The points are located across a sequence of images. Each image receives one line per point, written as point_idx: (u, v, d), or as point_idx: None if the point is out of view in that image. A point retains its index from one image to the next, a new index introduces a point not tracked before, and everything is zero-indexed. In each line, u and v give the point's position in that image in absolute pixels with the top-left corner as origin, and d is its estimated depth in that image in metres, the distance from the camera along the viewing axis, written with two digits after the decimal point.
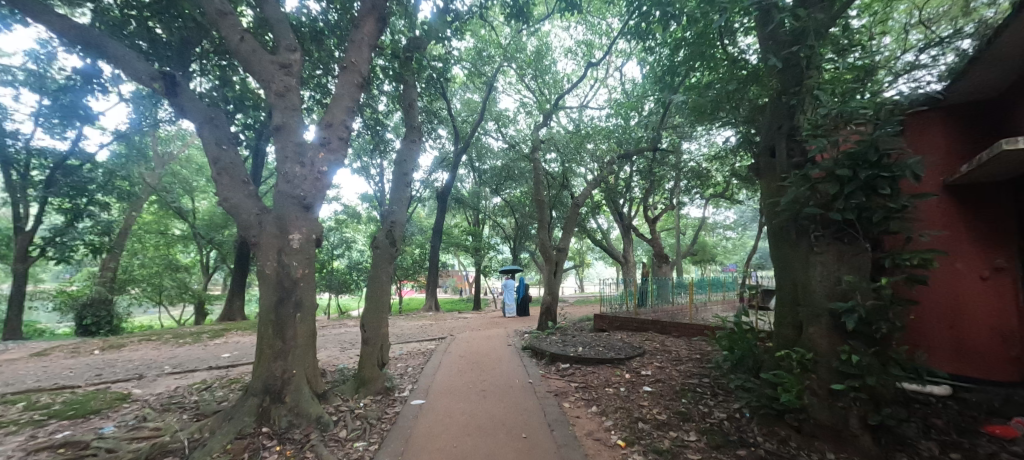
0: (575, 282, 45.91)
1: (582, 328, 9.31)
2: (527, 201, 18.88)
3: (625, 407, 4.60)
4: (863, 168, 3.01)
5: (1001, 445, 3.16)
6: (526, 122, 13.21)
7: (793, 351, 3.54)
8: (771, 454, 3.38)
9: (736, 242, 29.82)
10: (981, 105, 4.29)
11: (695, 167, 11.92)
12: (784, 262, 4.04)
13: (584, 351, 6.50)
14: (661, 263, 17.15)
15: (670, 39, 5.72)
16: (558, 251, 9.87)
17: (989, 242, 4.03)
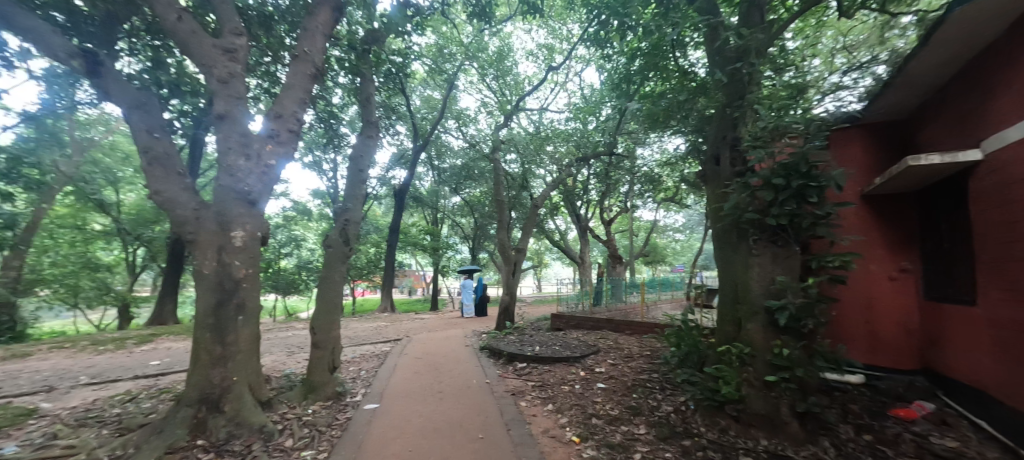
0: (534, 282, 46.52)
1: (540, 327, 9.42)
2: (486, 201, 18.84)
3: (579, 404, 4.71)
4: (794, 177, 3.31)
5: (905, 427, 3.61)
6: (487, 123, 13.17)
7: (733, 346, 3.80)
8: (713, 443, 3.61)
9: (684, 244, 31.52)
10: (890, 125, 4.86)
11: (647, 172, 12.48)
12: (726, 263, 4.32)
13: (541, 351, 6.58)
14: (615, 264, 17.73)
15: (626, 49, 5.91)
16: (517, 251, 9.94)
17: (897, 246, 4.53)
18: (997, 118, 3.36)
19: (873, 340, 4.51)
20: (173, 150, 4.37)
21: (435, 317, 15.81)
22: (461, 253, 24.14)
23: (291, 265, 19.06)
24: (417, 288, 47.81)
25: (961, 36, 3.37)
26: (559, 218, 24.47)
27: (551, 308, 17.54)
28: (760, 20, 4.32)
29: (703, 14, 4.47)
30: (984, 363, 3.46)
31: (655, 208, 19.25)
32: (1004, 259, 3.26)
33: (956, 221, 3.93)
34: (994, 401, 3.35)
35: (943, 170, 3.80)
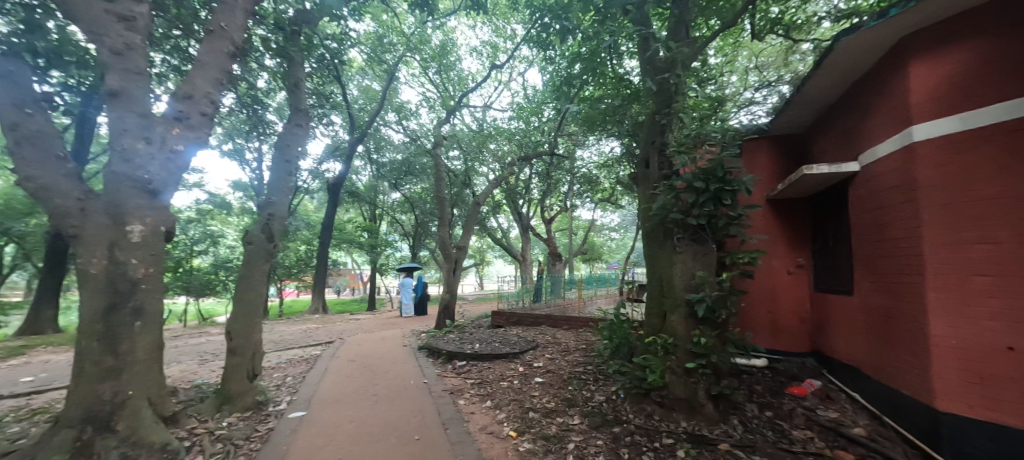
0: (475, 280, 46.47)
1: (481, 325, 9.40)
2: (428, 197, 18.43)
3: (517, 399, 4.78)
4: (712, 182, 3.65)
5: (798, 402, 4.13)
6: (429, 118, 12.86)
7: (658, 337, 4.08)
8: (640, 428, 3.85)
9: (618, 242, 33.32)
10: (790, 138, 5.51)
11: (586, 173, 12.95)
12: (653, 259, 4.60)
13: (481, 348, 6.56)
14: (555, 261, 18.21)
15: (567, 52, 6.06)
16: (458, 249, 9.86)
17: (794, 244, 5.14)
18: (871, 136, 3.95)
19: (774, 327, 5.11)
20: (50, 129, 3.70)
21: (372, 317, 15.14)
22: (401, 251, 23.41)
23: (207, 264, 17.17)
24: (353, 287, 45.45)
25: (846, 62, 3.89)
26: (501, 217, 24.64)
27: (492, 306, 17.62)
28: (686, 35, 4.66)
29: (636, 24, 4.71)
30: (859, 344, 4.07)
31: (593, 208, 20.09)
32: (875, 255, 3.85)
33: (839, 223, 4.57)
34: (865, 376, 3.95)
35: (830, 180, 4.40)
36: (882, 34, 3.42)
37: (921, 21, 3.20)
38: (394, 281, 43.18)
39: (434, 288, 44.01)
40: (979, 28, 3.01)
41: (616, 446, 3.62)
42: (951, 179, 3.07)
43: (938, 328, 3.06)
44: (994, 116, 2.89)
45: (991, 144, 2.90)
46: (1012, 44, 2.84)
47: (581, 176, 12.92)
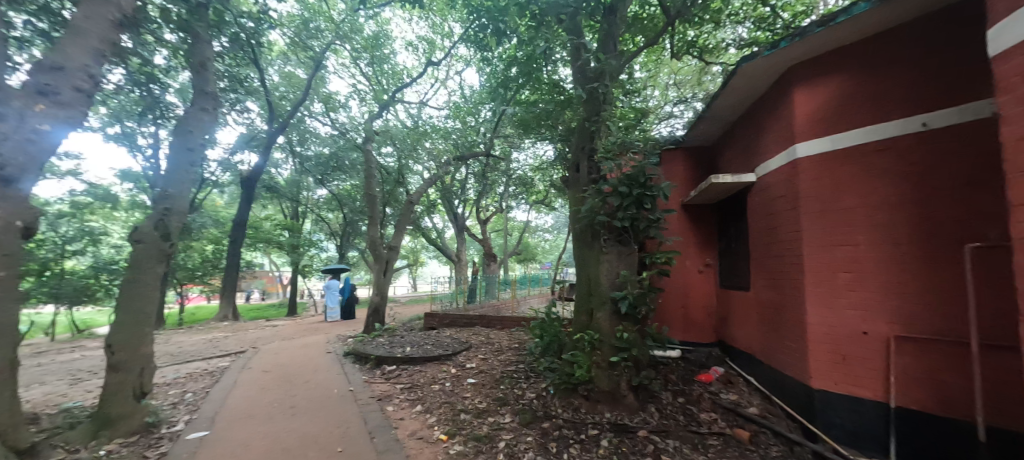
0: (409, 281, 44.97)
1: (412, 328, 9.11)
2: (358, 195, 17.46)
3: (448, 401, 4.71)
4: (635, 187, 3.96)
5: (706, 388, 4.58)
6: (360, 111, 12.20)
7: (585, 334, 4.26)
8: (568, 422, 3.99)
9: (551, 243, 34.32)
10: (701, 150, 6.11)
11: (522, 175, 13.15)
12: (582, 259, 4.77)
13: (412, 351, 6.36)
14: (489, 262, 18.26)
15: (503, 55, 6.12)
16: (389, 250, 9.57)
17: (703, 245, 5.70)
18: (764, 152, 4.52)
19: (686, 321, 5.63)
20: None
21: (292, 323, 13.98)
22: (328, 251, 21.95)
23: (84, 266, 14.62)
24: (271, 291, 41.49)
25: (745, 85, 4.41)
26: (437, 217, 24.11)
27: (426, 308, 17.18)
28: (614, 49, 4.95)
29: (569, 34, 4.90)
30: (754, 334, 4.63)
31: (528, 210, 20.46)
32: (767, 255, 4.39)
33: (739, 228, 5.16)
34: (759, 362, 4.50)
35: (733, 188, 4.95)
36: (775, 62, 3.93)
37: (805, 53, 3.73)
38: (319, 283, 40.24)
39: (364, 290, 41.81)
40: (845, 65, 3.59)
41: (545, 441, 3.74)
42: (824, 190, 3.63)
43: (814, 317, 3.59)
44: (856, 139, 3.47)
45: (852, 161, 3.48)
46: (870, 80, 3.42)
47: (516, 178, 13.11)
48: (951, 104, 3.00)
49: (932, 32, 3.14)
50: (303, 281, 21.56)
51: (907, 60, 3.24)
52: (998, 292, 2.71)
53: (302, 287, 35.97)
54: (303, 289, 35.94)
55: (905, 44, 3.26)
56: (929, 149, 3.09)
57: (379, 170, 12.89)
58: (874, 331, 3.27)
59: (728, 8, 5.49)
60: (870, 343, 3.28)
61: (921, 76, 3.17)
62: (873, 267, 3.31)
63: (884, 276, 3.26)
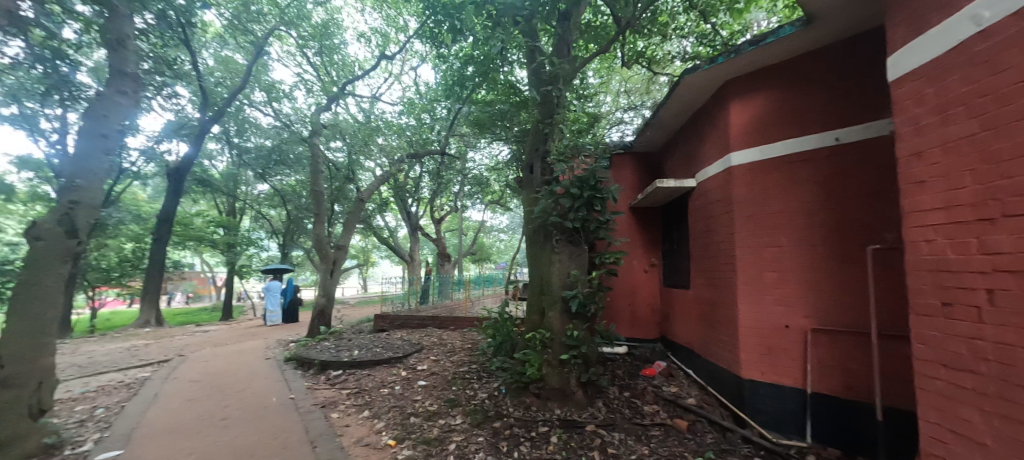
0: (359, 282, 43.12)
1: (361, 330, 8.76)
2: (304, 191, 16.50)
3: (398, 405, 4.59)
4: (586, 189, 4.13)
5: (650, 381, 4.81)
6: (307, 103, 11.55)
7: (537, 333, 4.32)
8: (519, 421, 4.03)
9: (506, 244, 34.41)
10: (648, 156, 6.41)
11: (477, 175, 13.02)
12: (533, 259, 4.84)
13: (360, 354, 6.13)
14: (443, 262, 17.97)
15: (459, 53, 6.04)
16: (337, 249, 9.21)
17: (649, 246, 5.99)
18: (703, 159, 4.83)
19: (633, 318, 5.90)
20: None
21: (227, 328, 12.91)
22: (270, 250, 20.58)
23: None
24: (203, 294, 38.04)
25: (687, 96, 4.69)
26: (390, 216, 23.34)
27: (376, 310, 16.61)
28: (567, 54, 5.07)
29: (525, 36, 4.95)
30: (693, 330, 4.94)
31: (483, 210, 20.35)
32: (705, 256, 4.70)
33: (681, 230, 5.49)
34: (697, 355, 4.80)
35: (676, 193, 5.26)
36: (713, 76, 4.22)
37: (739, 69, 4.04)
38: (259, 284, 37.55)
39: (309, 292, 39.60)
40: (773, 83, 3.92)
41: (496, 441, 3.76)
42: (754, 196, 3.95)
43: (745, 313, 3.89)
44: (781, 150, 3.80)
45: (777, 171, 3.82)
46: (794, 97, 3.76)
47: (472, 178, 12.96)
48: (859, 122, 3.38)
49: (845, 57, 3.51)
50: (240, 282, 19.99)
51: (825, 80, 3.60)
52: (893, 289, 3.08)
53: (239, 288, 33.32)
54: (240, 291, 33.29)
55: (824, 66, 3.63)
56: (840, 162, 3.46)
57: (327, 165, 12.27)
58: (795, 324, 3.60)
59: (674, 22, 5.80)
60: (791, 336, 3.61)
61: (835, 95, 3.54)
62: (794, 266, 3.64)
63: (803, 274, 3.60)
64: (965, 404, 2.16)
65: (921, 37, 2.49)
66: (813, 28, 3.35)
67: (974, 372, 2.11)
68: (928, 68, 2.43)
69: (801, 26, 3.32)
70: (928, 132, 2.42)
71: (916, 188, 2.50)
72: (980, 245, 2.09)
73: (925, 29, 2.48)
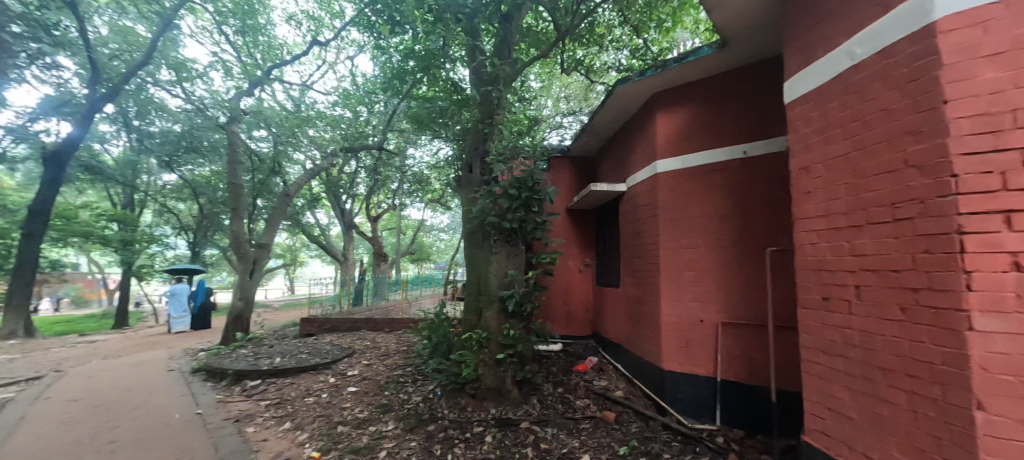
0: (287, 284, 39.93)
1: (285, 336, 8.13)
2: (221, 184, 14.96)
3: (324, 414, 4.34)
4: (524, 190, 4.22)
5: (583, 376, 5.00)
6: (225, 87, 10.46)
7: (473, 333, 4.31)
8: (454, 423, 3.99)
9: (448, 244, 33.78)
10: (584, 160, 6.69)
11: (417, 172, 12.52)
12: (470, 259, 4.82)
13: (283, 362, 5.70)
14: (380, 262, 17.24)
15: (397, 46, 5.83)
16: (257, 248, 8.66)
17: (584, 246, 6.26)
18: (633, 165, 5.13)
19: (567, 316, 6.14)
20: None
21: (120, 337, 11.30)
22: (178, 248, 18.33)
23: None
24: (90, 298, 32.83)
25: (619, 105, 4.95)
26: (322, 213, 21.88)
27: (303, 314, 15.51)
28: (509, 56, 5.12)
29: (467, 34, 4.92)
30: (622, 326, 5.23)
31: (424, 209, 19.81)
32: (634, 257, 5.00)
33: (613, 232, 5.79)
34: (625, 350, 5.09)
35: (609, 196, 5.53)
36: (642, 88, 4.50)
37: (665, 83, 4.35)
38: (163, 287, 33.21)
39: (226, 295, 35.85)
40: (693, 98, 4.27)
41: (429, 444, 3.69)
42: (676, 201, 4.27)
43: (667, 309, 4.20)
44: (699, 160, 4.16)
45: (696, 179, 4.17)
46: (711, 111, 4.12)
47: (411, 175, 12.48)
48: (764, 137, 3.78)
49: (754, 77, 3.91)
50: (139, 285, 17.56)
51: (737, 98, 3.98)
52: (787, 286, 3.50)
53: (137, 292, 29.24)
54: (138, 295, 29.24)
55: (737, 84, 4.01)
56: (747, 173, 3.85)
57: (248, 156, 11.17)
58: (708, 318, 3.95)
59: (610, 34, 6.10)
60: (705, 329, 3.96)
61: (743, 113, 3.93)
62: (709, 266, 4.01)
63: (716, 274, 3.96)
64: (838, 384, 2.51)
65: (810, 66, 2.84)
66: (725, 50, 3.71)
67: (845, 357, 2.46)
68: (815, 94, 2.78)
69: (717, 47, 3.67)
70: (814, 149, 2.77)
71: (803, 197, 2.86)
72: (850, 248, 2.43)
73: (812, 59, 2.83)
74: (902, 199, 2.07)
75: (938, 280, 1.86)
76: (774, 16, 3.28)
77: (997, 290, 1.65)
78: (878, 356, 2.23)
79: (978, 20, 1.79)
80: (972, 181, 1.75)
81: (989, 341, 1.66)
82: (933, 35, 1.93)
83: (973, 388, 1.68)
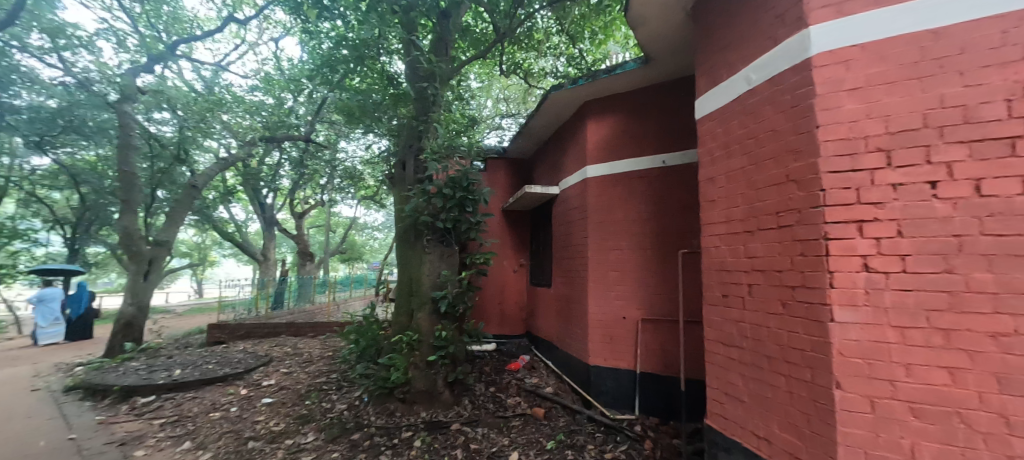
0: (195, 286, 35.62)
1: (189, 345, 7.29)
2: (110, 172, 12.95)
3: (233, 430, 3.97)
4: (458, 190, 4.25)
5: (515, 375, 5.08)
6: (117, 60, 9.03)
7: (404, 335, 4.22)
8: (381, 430, 3.86)
9: (382, 242, 32.35)
10: (519, 163, 6.84)
11: (349, 167, 11.68)
12: (402, 259, 4.67)
13: (184, 374, 5.12)
14: (305, 262, 16.09)
15: (325, 32, 5.49)
16: (154, 246, 8.03)
17: (518, 247, 6.43)
18: (566, 169, 5.34)
19: (501, 316, 6.28)
20: None
21: None
22: (50, 245, 15.49)
23: None
24: None
25: (553, 111, 5.12)
26: (239, 208, 19.83)
27: (212, 319, 13.97)
28: (446, 53, 5.18)
29: (404, 27, 4.80)
30: (553, 325, 5.41)
31: (357, 205, 18.79)
32: (565, 258, 5.18)
33: (546, 233, 5.97)
34: (556, 348, 5.27)
35: (543, 199, 5.71)
36: (574, 96, 4.69)
37: (595, 92, 4.58)
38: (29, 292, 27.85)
39: (115, 298, 31.09)
40: (619, 108, 4.54)
41: (353, 454, 3.55)
42: (603, 205, 4.53)
43: (594, 307, 4.44)
44: (624, 167, 4.43)
45: (621, 185, 4.44)
46: (635, 122, 4.41)
47: (342, 171, 11.67)
48: (679, 149, 4.14)
49: (672, 92, 4.25)
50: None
51: (657, 110, 4.30)
52: (695, 285, 3.85)
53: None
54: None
55: (658, 98, 4.33)
56: (665, 180, 4.18)
57: (146, 140, 9.67)
58: (629, 315, 4.24)
59: (548, 41, 6.28)
60: (627, 326, 4.24)
61: (663, 124, 4.25)
62: (630, 267, 4.29)
63: (637, 274, 4.25)
64: (733, 372, 2.82)
65: (715, 87, 3.15)
66: (648, 66, 4.00)
67: (739, 347, 2.76)
68: (719, 113, 3.09)
69: (641, 63, 3.95)
70: (717, 162, 3.08)
71: (709, 205, 3.17)
72: (745, 250, 2.74)
73: (718, 81, 3.13)
74: (784, 208, 2.36)
75: (810, 278, 2.15)
76: (689, 38, 3.59)
77: (851, 287, 1.97)
78: (764, 345, 2.53)
79: (842, 59, 2.10)
80: (835, 196, 2.05)
81: (845, 330, 1.97)
82: (809, 68, 2.22)
83: (834, 370, 1.98)
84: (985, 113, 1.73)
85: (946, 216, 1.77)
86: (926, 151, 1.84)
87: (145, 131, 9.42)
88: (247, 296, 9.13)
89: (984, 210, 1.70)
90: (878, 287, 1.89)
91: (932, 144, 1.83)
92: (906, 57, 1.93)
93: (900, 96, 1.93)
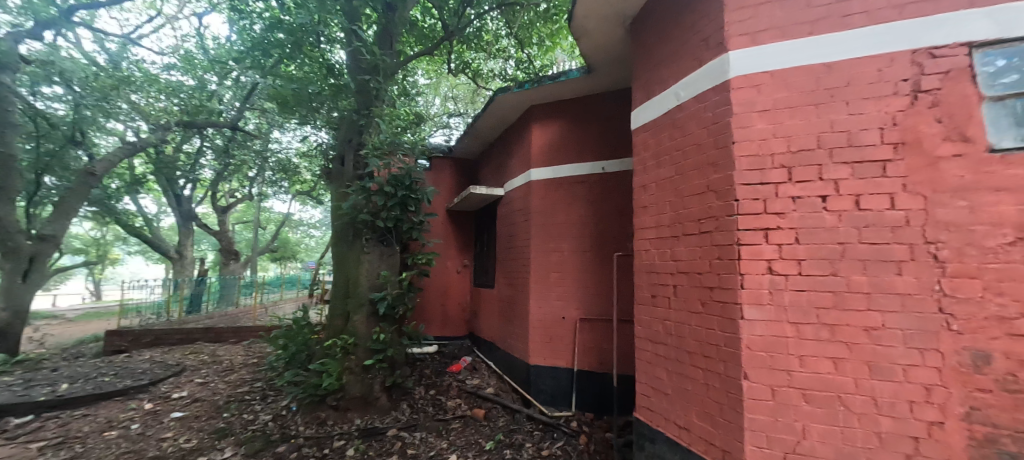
0: (91, 287, 31.04)
1: (80, 355, 6.38)
2: None
3: (133, 449, 3.55)
4: (400, 189, 4.14)
5: (456, 376, 5.05)
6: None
7: (338, 339, 4.02)
8: (309, 440, 3.65)
9: (320, 240, 30.50)
10: (465, 163, 6.82)
11: (282, 160, 11.14)
12: (338, 259, 4.44)
13: (73, 390, 4.48)
14: (229, 261, 14.74)
15: (256, 13, 5.08)
16: (37, 242, 7.00)
17: (462, 247, 6.41)
18: (511, 171, 5.39)
19: (443, 317, 6.22)
20: None
21: None
22: None
23: None
24: None
25: (499, 113, 5.17)
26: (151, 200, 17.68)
27: (111, 325, 12.32)
28: (391, 47, 5.05)
29: (346, 16, 4.61)
30: (495, 326, 5.45)
31: (291, 201, 17.60)
32: (509, 259, 5.23)
33: (491, 234, 6.00)
34: (498, 348, 5.31)
35: (488, 200, 5.72)
36: (519, 99, 4.76)
37: (540, 97, 4.69)
38: None
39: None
40: (563, 114, 4.69)
41: None
42: (546, 208, 4.65)
43: (535, 307, 4.55)
44: (566, 172, 4.58)
45: (564, 189, 4.58)
46: (578, 128, 4.57)
47: (274, 163, 11.05)
48: (617, 157, 4.32)
49: (611, 102, 4.46)
50: None
51: (598, 118, 4.49)
52: (629, 286, 4.06)
53: None
54: None
55: (599, 106, 4.51)
56: (604, 185, 4.37)
57: (29, 118, 8.28)
58: (569, 315, 4.38)
59: (497, 44, 6.32)
60: (566, 325, 4.38)
61: (603, 132, 4.43)
62: (570, 269, 4.44)
63: (576, 276, 4.40)
64: (659, 367, 3.03)
65: (649, 100, 3.35)
66: (590, 76, 4.17)
67: (665, 344, 2.97)
68: (652, 125, 3.29)
69: (583, 72, 4.10)
70: (649, 171, 3.28)
71: (640, 211, 3.36)
72: (671, 253, 2.95)
73: (652, 94, 3.33)
74: (705, 216, 2.58)
75: (725, 280, 2.37)
76: (628, 52, 3.79)
77: (757, 288, 2.19)
78: (686, 342, 2.74)
79: (755, 83, 2.33)
80: (746, 205, 2.27)
81: (752, 326, 2.19)
82: (729, 89, 2.42)
83: (742, 363, 2.19)
84: (865, 138, 2.01)
85: (832, 226, 2.04)
86: (819, 169, 2.10)
87: (28, 106, 8.08)
88: (156, 299, 8.19)
89: (862, 221, 1.97)
90: (778, 288, 2.14)
91: (823, 164, 2.09)
92: (805, 85, 2.19)
93: (800, 120, 2.18)
